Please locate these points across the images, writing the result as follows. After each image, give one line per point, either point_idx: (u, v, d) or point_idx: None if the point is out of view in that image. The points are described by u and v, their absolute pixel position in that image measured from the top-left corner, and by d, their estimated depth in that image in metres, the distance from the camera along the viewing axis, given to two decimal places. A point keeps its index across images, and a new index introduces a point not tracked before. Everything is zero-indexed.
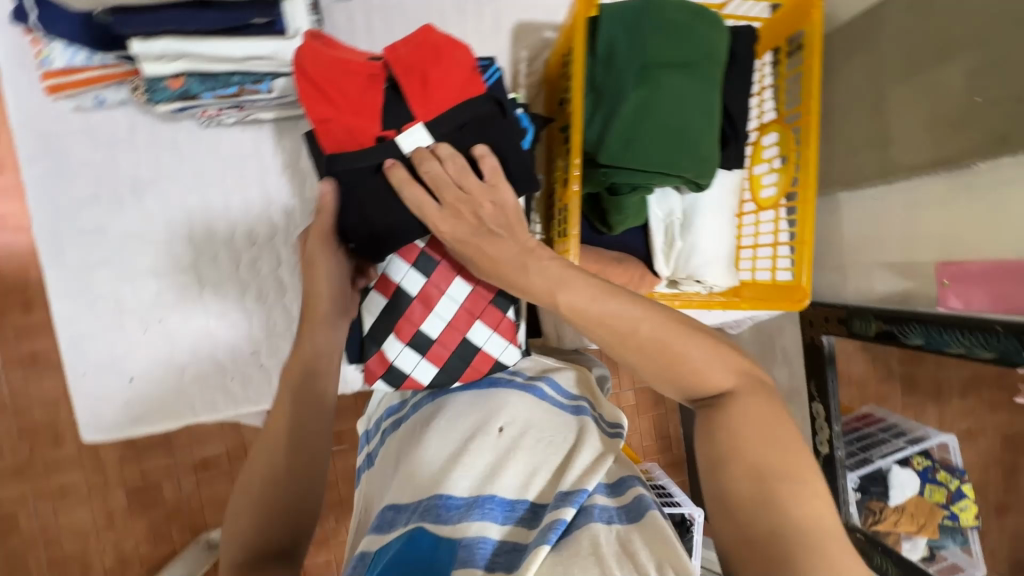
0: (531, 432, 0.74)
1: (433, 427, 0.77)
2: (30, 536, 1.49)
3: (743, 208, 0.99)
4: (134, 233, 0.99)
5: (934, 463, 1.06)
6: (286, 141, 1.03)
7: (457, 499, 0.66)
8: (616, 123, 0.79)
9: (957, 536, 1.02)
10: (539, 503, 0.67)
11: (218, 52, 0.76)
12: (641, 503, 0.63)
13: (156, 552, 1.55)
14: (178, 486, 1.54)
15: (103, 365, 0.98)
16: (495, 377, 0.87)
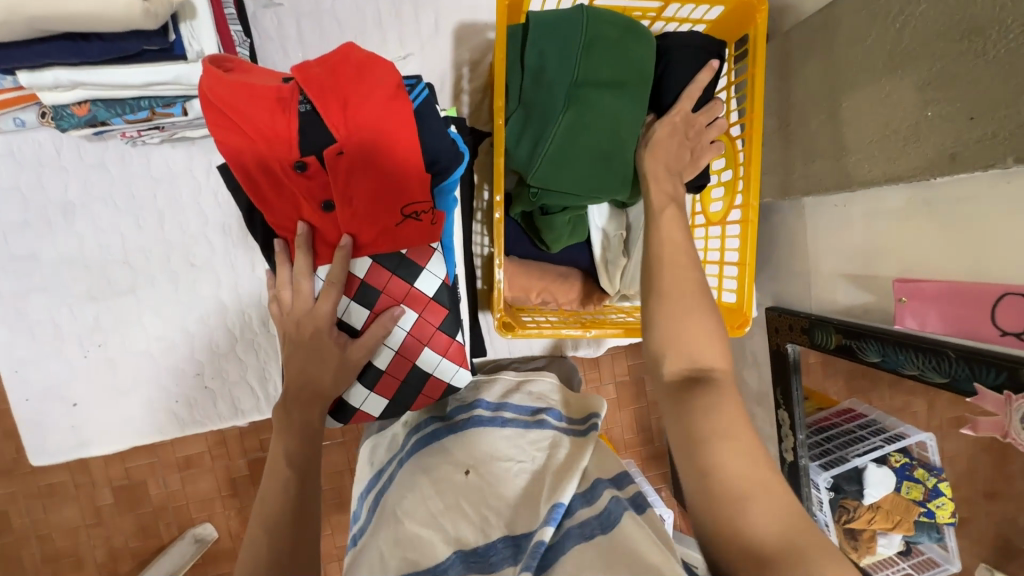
0: (500, 465, 0.71)
1: (407, 488, 0.70)
2: (22, 534, 1.55)
3: (695, 221, 0.95)
4: (67, 257, 0.97)
5: (913, 460, 0.98)
6: (218, 157, 0.99)
7: (442, 564, 0.59)
8: (543, 146, 0.75)
9: (933, 533, 0.98)
10: (517, 535, 0.61)
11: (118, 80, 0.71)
12: (616, 506, 0.60)
13: (144, 548, 1.60)
14: (162, 483, 1.59)
15: (46, 391, 0.98)
16: (454, 423, 0.80)
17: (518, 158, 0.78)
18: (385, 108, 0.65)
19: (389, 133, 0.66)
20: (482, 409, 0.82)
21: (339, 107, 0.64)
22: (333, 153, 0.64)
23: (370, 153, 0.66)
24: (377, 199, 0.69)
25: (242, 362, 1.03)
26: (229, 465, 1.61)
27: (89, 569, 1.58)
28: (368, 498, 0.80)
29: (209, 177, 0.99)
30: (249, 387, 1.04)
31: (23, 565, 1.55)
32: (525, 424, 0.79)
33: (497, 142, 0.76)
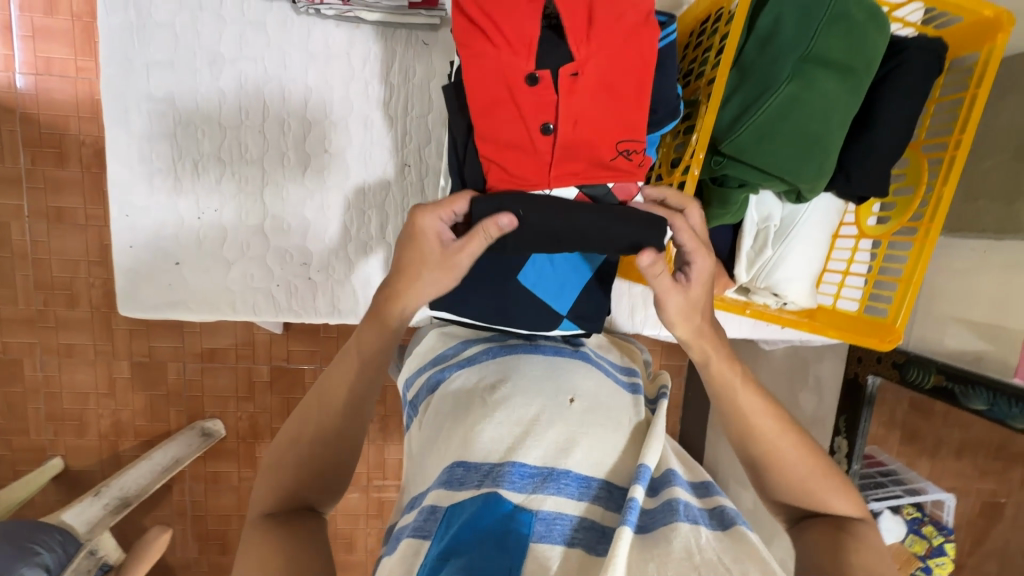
0: (600, 408, 0.70)
1: (506, 387, 0.70)
2: (32, 386, 1.49)
3: (841, 231, 0.93)
4: (203, 111, 0.93)
5: (923, 516, 1.05)
6: (380, 48, 0.95)
7: (529, 469, 0.60)
8: (756, 114, 0.72)
9: None
10: (612, 481, 0.63)
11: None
12: (726, 513, 0.61)
13: (151, 429, 1.56)
14: (182, 370, 1.53)
15: (150, 242, 0.95)
16: (561, 347, 0.80)
17: (719, 121, 0.76)
18: (626, 34, 0.68)
19: (621, 58, 0.68)
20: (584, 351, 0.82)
21: (586, 25, 0.68)
22: (570, 72, 0.68)
23: (603, 76, 0.69)
24: (595, 123, 0.70)
25: (350, 263, 1.01)
26: (254, 368, 1.56)
27: (92, 437, 1.53)
28: (435, 371, 0.80)
29: (365, 65, 0.95)
30: (351, 287, 1.02)
31: (27, 416, 1.50)
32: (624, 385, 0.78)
33: (714, 98, 0.72)
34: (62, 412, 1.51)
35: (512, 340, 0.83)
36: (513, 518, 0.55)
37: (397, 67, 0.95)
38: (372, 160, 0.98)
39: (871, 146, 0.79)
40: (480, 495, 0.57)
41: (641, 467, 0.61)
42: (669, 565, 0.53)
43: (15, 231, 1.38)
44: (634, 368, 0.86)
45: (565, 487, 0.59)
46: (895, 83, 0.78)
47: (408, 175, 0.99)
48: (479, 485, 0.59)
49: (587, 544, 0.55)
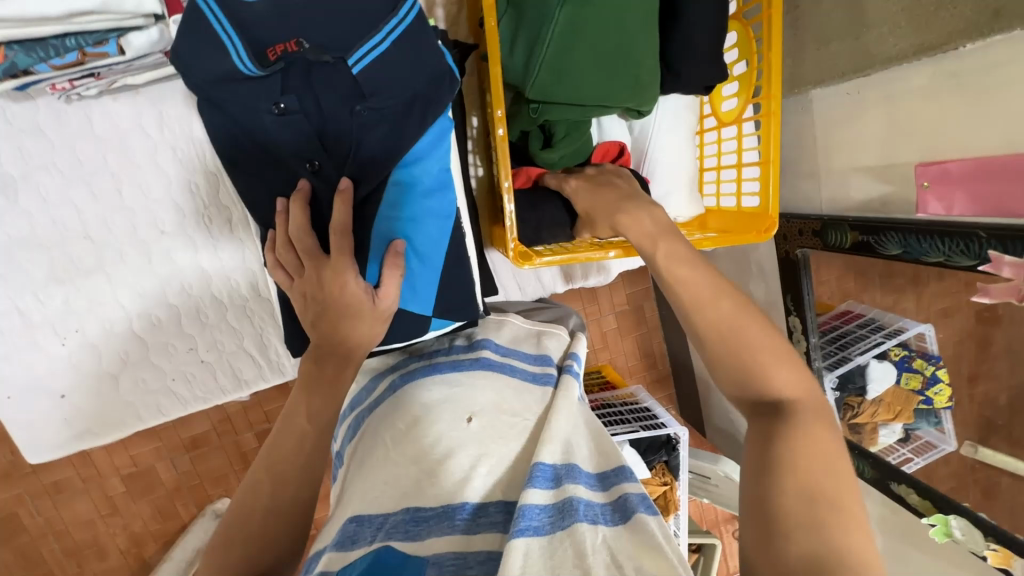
0: (502, 416, 0.66)
1: (402, 423, 0.65)
2: (36, 533, 1.48)
3: (703, 125, 0.89)
4: (19, 239, 0.87)
5: (910, 352, 0.99)
6: (171, 105, 0.87)
7: (424, 512, 0.55)
8: (543, 48, 0.65)
9: (931, 418, 0.98)
10: (510, 499, 0.58)
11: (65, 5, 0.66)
12: (628, 503, 0.54)
13: (166, 528, 1.55)
14: (172, 466, 1.52)
15: (27, 385, 0.90)
16: (459, 360, 0.73)
17: (513, 69, 0.69)
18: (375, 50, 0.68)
19: (399, 97, 0.65)
20: (488, 353, 0.75)
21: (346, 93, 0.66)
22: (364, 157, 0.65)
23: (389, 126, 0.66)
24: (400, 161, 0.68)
25: (238, 331, 0.97)
26: (238, 440, 1.54)
27: (114, 557, 1.53)
28: (353, 416, 0.78)
29: (163, 131, 0.88)
30: (250, 355, 0.99)
31: (45, 559, 1.49)
32: (532, 377, 0.74)
33: (491, 48, 0.65)
34: (76, 544, 1.50)
35: (412, 363, 0.77)
36: (402, 568, 0.50)
37: (196, 120, 0.88)
38: (214, 223, 0.92)
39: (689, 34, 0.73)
40: (369, 551, 0.51)
41: (535, 466, 0.57)
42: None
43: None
44: (549, 353, 0.80)
45: (458, 520, 0.54)
46: None
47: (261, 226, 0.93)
48: (372, 540, 0.53)
49: (482, 571, 0.48)
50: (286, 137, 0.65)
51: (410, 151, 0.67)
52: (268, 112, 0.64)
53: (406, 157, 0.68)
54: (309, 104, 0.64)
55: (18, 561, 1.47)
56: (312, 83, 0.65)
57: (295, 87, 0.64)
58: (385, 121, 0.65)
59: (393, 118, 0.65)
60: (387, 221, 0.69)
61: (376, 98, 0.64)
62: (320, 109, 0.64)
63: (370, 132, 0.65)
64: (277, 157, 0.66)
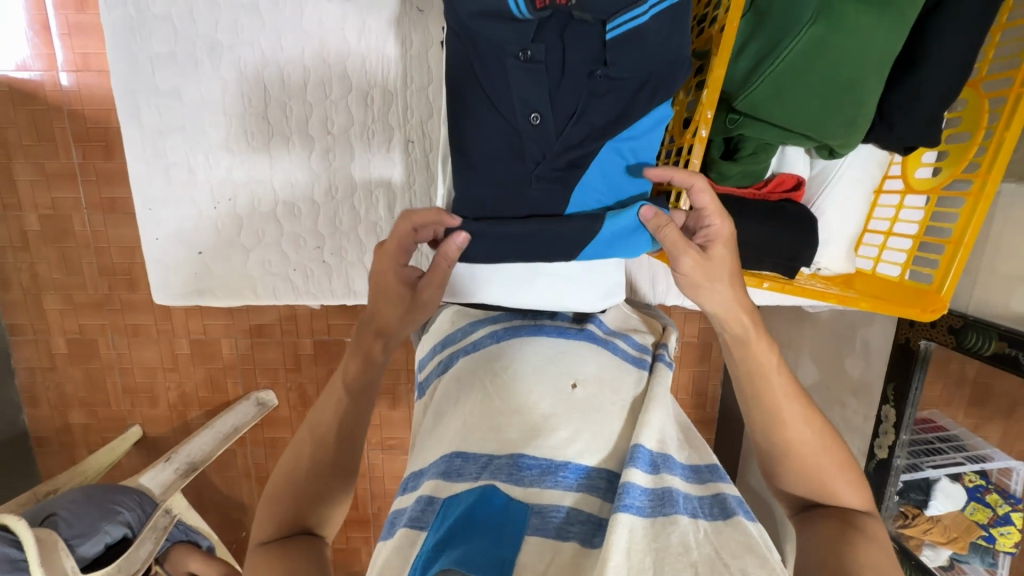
0: (606, 393, 0.66)
1: (512, 369, 0.66)
2: (107, 362, 1.51)
3: (885, 186, 0.85)
4: (209, 101, 0.94)
5: (987, 483, 0.93)
6: (376, 17, 0.91)
7: (530, 460, 0.57)
8: (774, 62, 0.64)
9: (987, 557, 0.93)
10: (610, 469, 0.59)
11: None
12: (726, 500, 0.56)
13: (212, 400, 1.56)
14: (234, 345, 1.51)
15: (174, 233, 0.99)
16: (566, 327, 0.74)
17: (732, 77, 0.69)
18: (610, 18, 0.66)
19: (636, 68, 0.63)
20: (592, 328, 0.76)
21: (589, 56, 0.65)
22: (579, 121, 0.65)
23: (620, 97, 0.65)
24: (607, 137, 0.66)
25: (363, 244, 1.02)
26: (298, 342, 1.51)
27: (163, 408, 1.55)
28: (446, 353, 0.76)
29: (361, 40, 0.92)
30: (363, 269, 1.03)
31: (106, 390, 1.53)
32: (632, 361, 0.74)
33: (725, 48, 0.64)
34: (135, 386, 1.53)
35: (518, 318, 0.77)
36: (507, 509, 0.54)
37: (391, 39, 0.92)
38: (375, 139, 0.96)
39: (917, 87, 0.69)
40: (476, 487, 0.55)
41: (636, 448, 0.58)
42: (666, 563, 0.49)
43: (75, 221, 1.38)
44: (643, 342, 0.80)
45: (562, 479, 0.56)
46: (953, 8, 0.66)
47: (413, 153, 0.97)
48: (477, 477, 0.57)
49: (582, 537, 0.52)
50: (521, 82, 0.65)
51: (630, 127, 0.66)
52: (512, 56, 0.64)
53: (620, 133, 0.66)
54: (564, 61, 0.65)
55: (82, 384, 1.51)
56: (564, 40, 0.65)
57: (547, 38, 0.65)
58: (615, 92, 0.65)
59: (626, 91, 0.65)
60: (592, 195, 0.69)
61: (617, 68, 0.63)
62: (560, 65, 0.65)
63: (600, 100, 0.65)
64: (502, 100, 0.66)
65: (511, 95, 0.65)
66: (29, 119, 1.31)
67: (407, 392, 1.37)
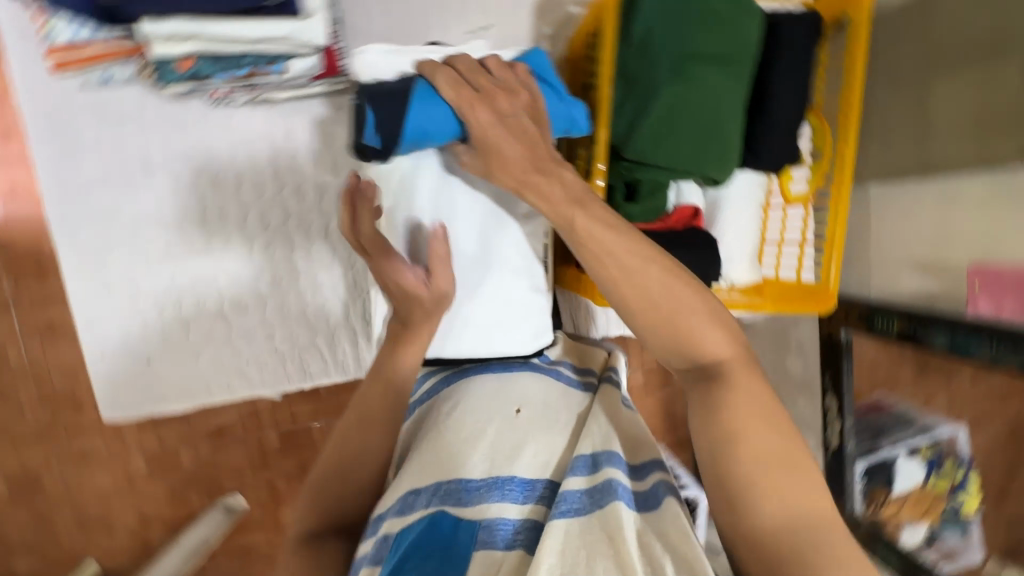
0: (548, 412, 0.70)
1: (459, 407, 0.69)
2: (55, 496, 1.40)
3: (771, 201, 0.98)
4: (147, 215, 0.98)
5: (941, 454, 1.06)
6: (298, 119, 0.99)
7: (474, 482, 0.62)
8: (647, 118, 0.76)
9: (958, 525, 1.03)
10: (556, 479, 0.64)
11: (401, 78, 0.78)
12: (659, 490, 0.60)
13: (175, 515, 1.46)
14: (195, 453, 1.44)
15: (120, 347, 0.99)
16: (510, 361, 0.80)
17: (615, 133, 0.80)
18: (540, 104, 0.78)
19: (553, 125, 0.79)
20: (536, 361, 0.83)
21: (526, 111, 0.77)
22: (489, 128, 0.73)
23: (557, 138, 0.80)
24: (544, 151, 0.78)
25: (313, 327, 1.05)
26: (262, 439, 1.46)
27: (121, 535, 1.45)
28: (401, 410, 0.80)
29: (288, 141, 1.00)
30: (318, 350, 1.07)
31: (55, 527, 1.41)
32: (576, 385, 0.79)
33: (604, 112, 0.77)
34: (88, 517, 1.42)
35: (467, 363, 0.83)
36: (456, 531, 0.58)
37: (318, 135, 1.00)
38: (313, 224, 1.02)
39: (771, 121, 0.82)
40: (426, 516, 0.59)
41: (575, 456, 0.63)
42: (596, 555, 0.54)
43: (10, 352, 1.31)
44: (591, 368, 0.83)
45: (509, 493, 0.61)
46: (779, 56, 0.81)
47: (351, 234, 1.04)
48: (427, 505, 0.61)
49: (527, 544, 0.58)
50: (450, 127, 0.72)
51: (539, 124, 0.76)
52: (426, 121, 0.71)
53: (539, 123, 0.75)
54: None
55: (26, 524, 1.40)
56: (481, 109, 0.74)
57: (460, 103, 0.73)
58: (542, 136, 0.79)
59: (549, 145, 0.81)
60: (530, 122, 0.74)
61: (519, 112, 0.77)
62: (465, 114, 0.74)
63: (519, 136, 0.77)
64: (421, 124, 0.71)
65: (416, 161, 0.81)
66: None
67: None
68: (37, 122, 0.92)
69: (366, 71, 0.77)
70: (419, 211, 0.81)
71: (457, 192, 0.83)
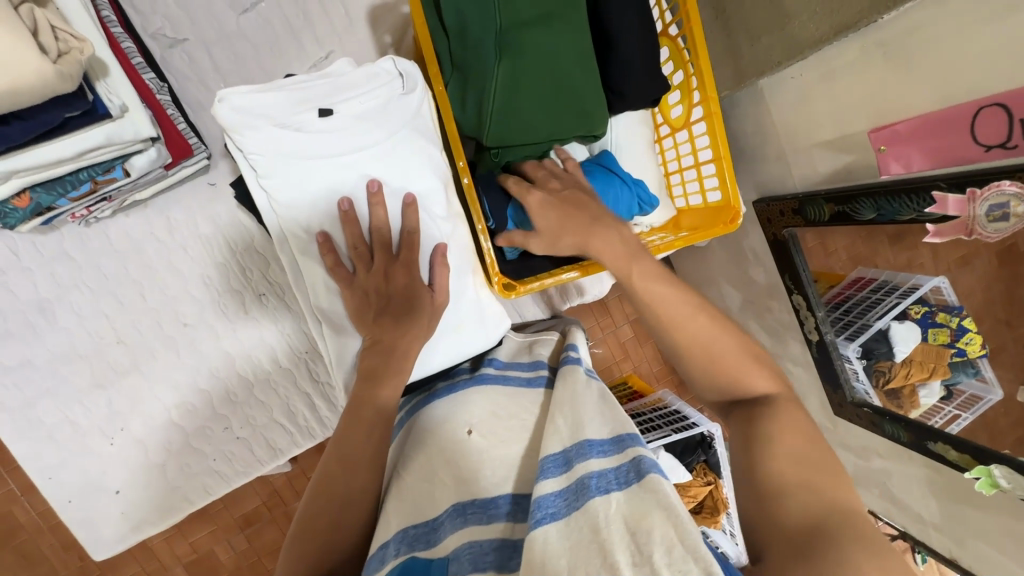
0: (495, 420, 0.71)
1: (414, 456, 0.70)
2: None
3: (660, 133, 0.96)
4: (63, 354, 0.95)
5: (932, 307, 0.96)
6: (176, 209, 0.97)
7: (447, 520, 0.60)
8: (491, 102, 0.73)
9: (969, 369, 0.92)
10: (520, 492, 0.62)
11: (277, 120, 0.72)
12: (640, 463, 0.58)
13: None
14: (229, 547, 1.35)
15: (85, 487, 0.97)
16: (453, 382, 0.79)
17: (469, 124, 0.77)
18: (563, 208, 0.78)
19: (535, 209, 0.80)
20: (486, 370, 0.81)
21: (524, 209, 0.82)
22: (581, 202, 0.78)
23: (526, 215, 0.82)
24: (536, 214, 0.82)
25: (266, 404, 1.04)
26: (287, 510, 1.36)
27: None
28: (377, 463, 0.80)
29: (172, 234, 0.97)
30: (282, 423, 1.05)
31: None
32: (525, 383, 0.79)
33: None
34: None
35: (417, 397, 0.83)
36: (429, 570, 0.54)
37: (201, 218, 0.98)
38: (228, 304, 1.00)
39: (623, 57, 0.80)
40: (397, 562, 0.55)
41: (545, 458, 0.62)
42: (581, 559, 0.49)
43: (19, 515, 1.23)
44: (541, 358, 0.84)
45: (476, 516, 0.58)
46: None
47: (272, 302, 1.02)
48: (397, 553, 0.57)
49: (500, 563, 0.53)
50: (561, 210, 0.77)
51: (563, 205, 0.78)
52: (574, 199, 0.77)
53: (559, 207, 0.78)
54: (359, 157, 0.77)
55: None
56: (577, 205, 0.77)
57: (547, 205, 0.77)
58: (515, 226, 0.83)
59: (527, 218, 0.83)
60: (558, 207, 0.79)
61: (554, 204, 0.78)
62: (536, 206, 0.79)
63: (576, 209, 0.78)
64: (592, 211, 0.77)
65: (312, 202, 0.76)
66: None
67: None
68: None
69: (232, 119, 0.70)
70: (355, 190, 0.78)
71: (407, 167, 0.80)
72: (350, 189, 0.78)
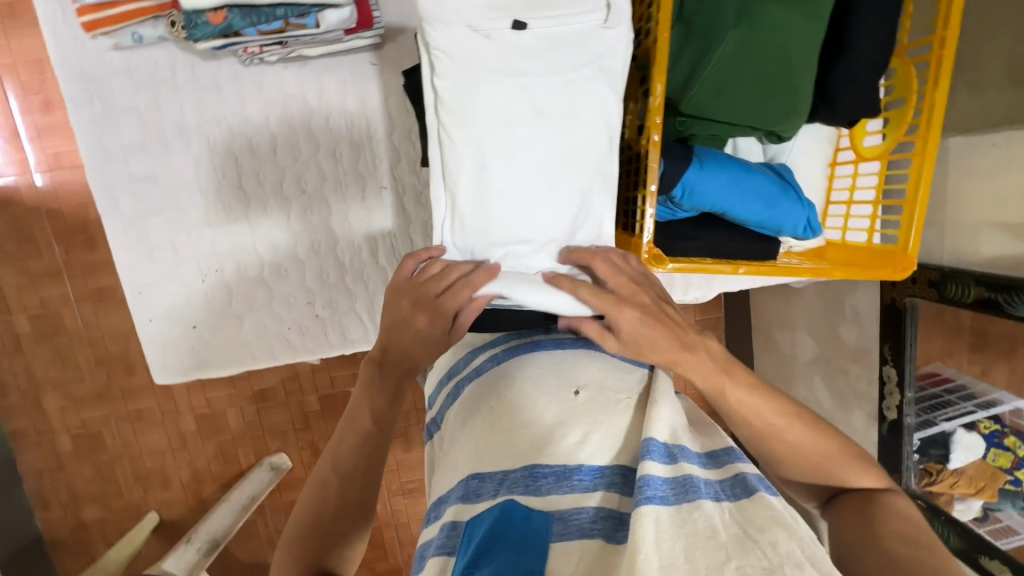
0: (609, 391, 0.67)
1: (501, 394, 0.67)
2: (116, 451, 1.37)
3: (839, 158, 0.92)
4: (184, 180, 0.97)
5: (1004, 429, 0.89)
6: (332, 77, 0.96)
7: (546, 469, 0.58)
8: (707, 69, 0.69)
9: (1017, 502, 0.86)
10: (623, 463, 0.60)
11: (470, 19, 0.69)
12: (746, 479, 0.57)
13: (226, 472, 1.41)
14: (240, 414, 1.38)
15: (167, 312, 1.00)
16: (562, 339, 0.75)
17: (672, 84, 0.73)
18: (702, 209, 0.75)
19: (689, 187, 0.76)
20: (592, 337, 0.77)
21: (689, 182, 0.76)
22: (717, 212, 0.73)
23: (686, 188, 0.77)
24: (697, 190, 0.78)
25: (351, 293, 1.04)
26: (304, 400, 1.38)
27: (176, 490, 1.41)
28: (452, 385, 0.75)
29: (321, 101, 0.96)
30: (357, 316, 1.05)
31: (118, 482, 1.39)
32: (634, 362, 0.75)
33: (660, 60, 0.69)
34: (146, 471, 1.39)
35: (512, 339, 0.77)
36: (530, 520, 0.53)
37: (352, 94, 0.97)
38: (347, 186, 0.99)
39: (851, 65, 0.74)
40: (497, 503, 0.55)
41: (647, 440, 0.59)
42: (698, 548, 0.48)
43: (66, 317, 1.29)
44: None
45: (579, 482, 0.57)
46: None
47: (391, 199, 1.01)
48: (494, 494, 0.57)
49: (607, 533, 0.53)
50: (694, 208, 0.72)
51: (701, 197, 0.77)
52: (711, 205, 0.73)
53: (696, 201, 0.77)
54: (534, 83, 0.72)
55: (92, 478, 1.38)
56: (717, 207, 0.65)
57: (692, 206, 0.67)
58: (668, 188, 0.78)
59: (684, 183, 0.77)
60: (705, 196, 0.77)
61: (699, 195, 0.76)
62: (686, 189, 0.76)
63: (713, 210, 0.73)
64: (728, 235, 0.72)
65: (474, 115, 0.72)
66: (8, 226, 1.24)
67: (419, 432, 1.42)
68: (72, 86, 0.90)
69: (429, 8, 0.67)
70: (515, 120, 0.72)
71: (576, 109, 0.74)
72: (516, 112, 0.73)
